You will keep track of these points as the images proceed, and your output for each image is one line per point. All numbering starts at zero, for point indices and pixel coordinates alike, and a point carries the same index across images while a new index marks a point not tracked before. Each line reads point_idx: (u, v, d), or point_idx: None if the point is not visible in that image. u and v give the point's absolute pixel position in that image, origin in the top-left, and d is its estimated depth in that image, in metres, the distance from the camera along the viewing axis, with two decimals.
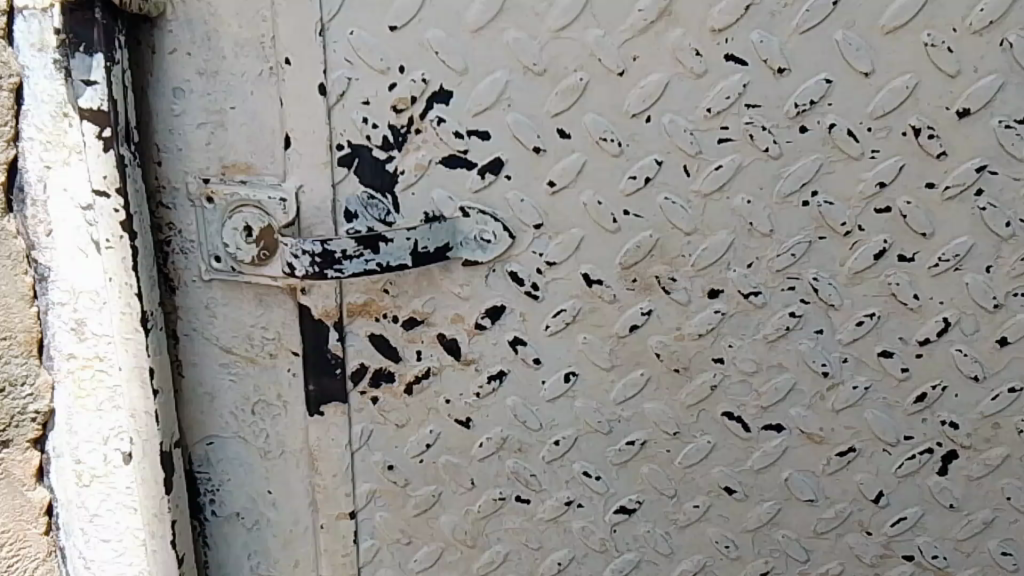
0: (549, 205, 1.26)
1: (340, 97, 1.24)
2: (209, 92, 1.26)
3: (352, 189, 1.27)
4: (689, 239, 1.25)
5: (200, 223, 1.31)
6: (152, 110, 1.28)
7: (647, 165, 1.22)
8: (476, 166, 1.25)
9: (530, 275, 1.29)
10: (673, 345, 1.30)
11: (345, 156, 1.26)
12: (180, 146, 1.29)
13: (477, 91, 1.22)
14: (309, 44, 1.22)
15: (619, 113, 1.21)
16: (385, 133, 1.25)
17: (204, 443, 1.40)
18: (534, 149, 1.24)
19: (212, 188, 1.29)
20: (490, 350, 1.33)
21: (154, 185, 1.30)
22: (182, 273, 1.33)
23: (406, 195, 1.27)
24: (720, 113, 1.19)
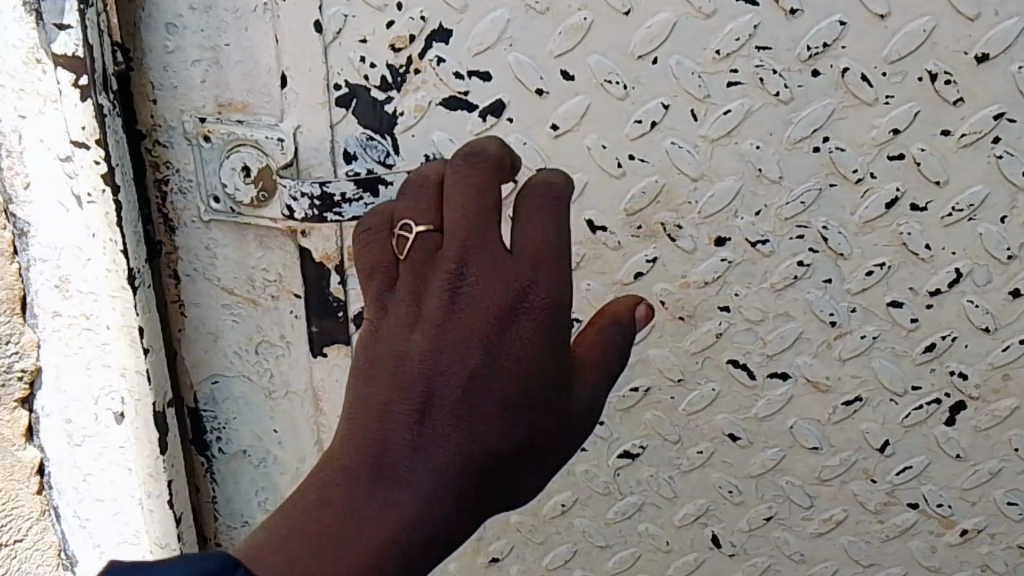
0: (552, 149, 1.22)
1: (336, 34, 1.21)
2: (203, 28, 1.24)
3: (351, 129, 1.25)
4: (696, 185, 1.21)
5: (197, 162, 1.29)
6: (143, 46, 1.25)
7: (653, 110, 1.18)
8: (478, 108, 1.21)
9: None
10: (679, 293, 1.27)
11: (343, 96, 1.23)
12: (173, 84, 1.27)
13: (477, 30, 1.18)
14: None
15: (624, 54, 1.16)
16: (383, 73, 1.22)
17: (209, 382, 1.42)
18: (536, 91, 1.19)
19: (209, 127, 1.27)
20: None
21: (146, 124, 1.29)
22: (181, 213, 1.33)
23: (407, 137, 1.24)
24: (729, 56, 1.14)
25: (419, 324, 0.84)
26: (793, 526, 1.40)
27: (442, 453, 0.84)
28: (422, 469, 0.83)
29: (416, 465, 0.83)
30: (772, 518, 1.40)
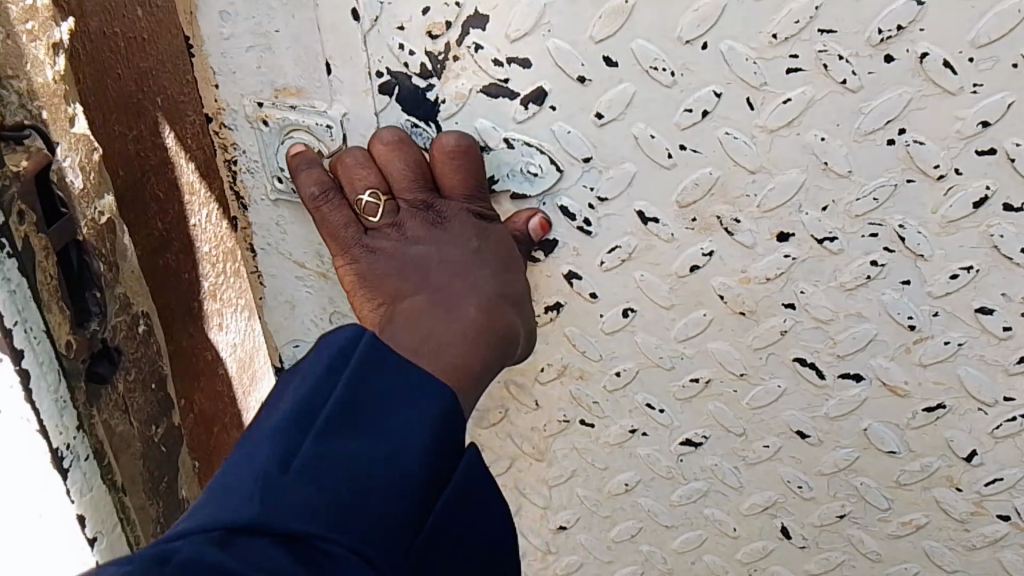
0: (596, 137, 1.18)
1: (373, 23, 1.17)
2: (252, 16, 1.20)
3: (396, 117, 1.24)
4: (754, 177, 1.12)
5: (260, 144, 1.31)
6: (200, 32, 1.24)
7: (704, 98, 1.09)
8: (519, 96, 1.18)
9: (582, 210, 1.23)
10: (739, 287, 1.20)
11: (385, 82, 1.22)
12: (232, 69, 1.26)
13: (514, 15, 1.12)
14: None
15: (670, 39, 1.07)
16: (423, 60, 1.18)
17: (290, 345, 1.56)
18: (578, 78, 1.14)
19: (266, 112, 1.28)
20: (546, 283, 1.30)
21: (212, 108, 1.30)
22: (250, 192, 1.37)
23: (451, 124, 1.23)
24: (789, 39, 1.02)
25: (418, 227, 1.21)
26: (867, 525, 1.34)
27: (471, 282, 1.16)
28: (463, 311, 1.12)
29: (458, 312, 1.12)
30: (846, 515, 1.34)
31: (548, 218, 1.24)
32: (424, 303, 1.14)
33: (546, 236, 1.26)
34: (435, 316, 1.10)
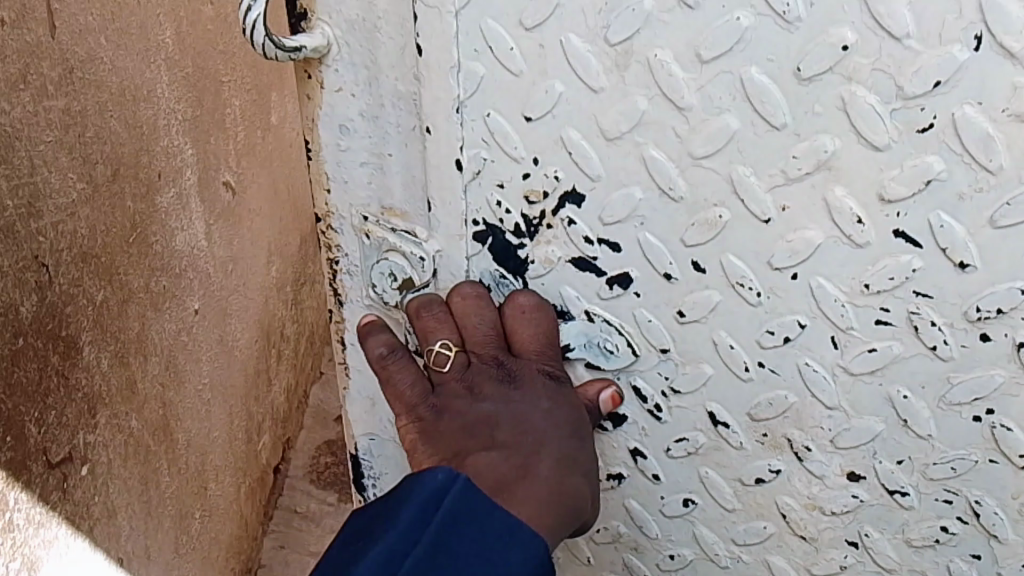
0: (679, 332, 1.17)
1: (475, 178, 1.17)
2: (371, 139, 1.19)
3: (485, 265, 1.24)
4: (831, 413, 1.13)
5: (362, 254, 1.31)
6: (318, 142, 1.21)
7: (788, 325, 1.09)
8: (605, 275, 1.18)
9: (655, 394, 1.24)
10: (803, 510, 1.24)
11: (480, 231, 1.21)
12: (346, 180, 1.24)
13: (611, 200, 1.12)
14: (448, 124, 1.12)
15: (763, 261, 1.06)
16: (517, 220, 1.19)
17: (366, 436, 1.60)
18: (664, 274, 1.14)
19: (369, 227, 1.27)
20: (610, 451, 1.31)
21: (321, 210, 1.28)
22: (347, 292, 1.37)
23: (538, 283, 1.23)
24: (881, 292, 1.01)
25: (488, 385, 1.21)
26: None
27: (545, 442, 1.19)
28: (540, 476, 1.16)
29: (538, 476, 1.16)
30: None
31: (621, 390, 1.25)
32: (502, 462, 1.16)
33: (616, 410, 1.27)
34: (512, 477, 1.14)
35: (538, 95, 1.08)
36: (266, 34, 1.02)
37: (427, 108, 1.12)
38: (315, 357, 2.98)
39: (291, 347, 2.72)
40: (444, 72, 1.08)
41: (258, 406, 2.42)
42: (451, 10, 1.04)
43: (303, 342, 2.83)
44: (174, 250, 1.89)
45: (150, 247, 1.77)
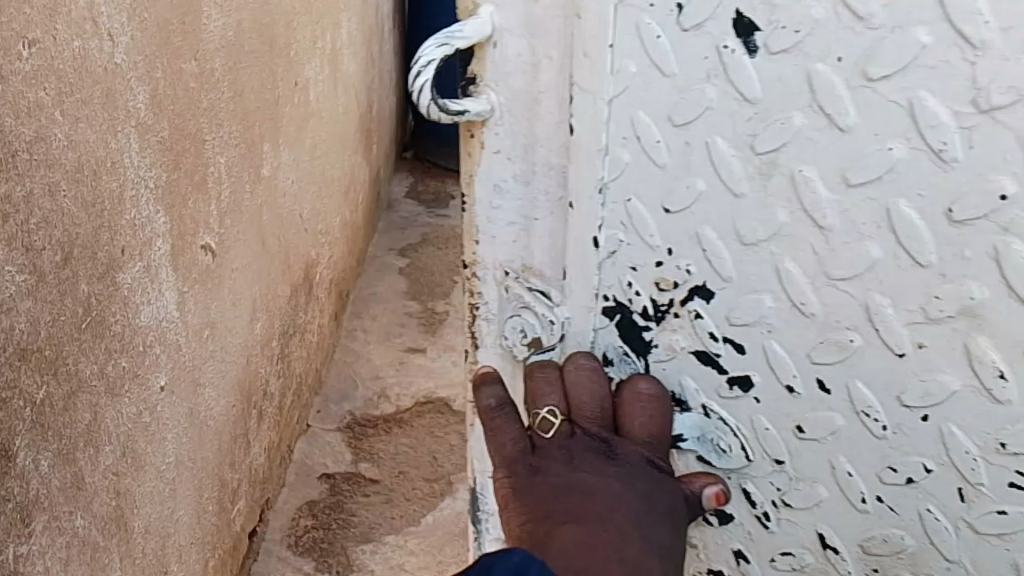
0: (796, 449, 1.11)
1: (608, 256, 1.10)
2: (521, 199, 1.14)
3: (609, 337, 1.16)
4: (948, 563, 1.08)
5: (502, 309, 1.24)
6: (475, 193, 1.16)
7: (914, 466, 1.04)
8: (727, 374, 1.11)
9: (764, 503, 1.17)
10: None
11: (609, 307, 1.14)
12: (494, 236, 1.18)
13: (740, 303, 1.05)
14: (584, 204, 1.08)
15: (892, 396, 1.01)
16: (645, 303, 1.11)
17: None
18: (788, 387, 1.07)
19: (510, 283, 1.21)
20: (712, 545, 1.25)
21: (468, 260, 1.22)
22: (483, 343, 1.29)
23: (658, 366, 1.15)
24: (1016, 452, 0.97)
25: (589, 458, 1.10)
26: None
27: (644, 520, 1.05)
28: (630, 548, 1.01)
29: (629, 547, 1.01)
30: None
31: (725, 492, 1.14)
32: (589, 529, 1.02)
33: (723, 507, 1.20)
34: (601, 546, 1.00)
35: (680, 187, 1.02)
36: (434, 101, 1.04)
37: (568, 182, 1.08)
38: (304, 408, 2.74)
39: (276, 400, 2.45)
40: (588, 154, 1.05)
41: (234, 471, 2.11)
42: (604, 98, 1.01)
43: (287, 394, 2.55)
44: (138, 325, 1.53)
45: (107, 328, 1.42)
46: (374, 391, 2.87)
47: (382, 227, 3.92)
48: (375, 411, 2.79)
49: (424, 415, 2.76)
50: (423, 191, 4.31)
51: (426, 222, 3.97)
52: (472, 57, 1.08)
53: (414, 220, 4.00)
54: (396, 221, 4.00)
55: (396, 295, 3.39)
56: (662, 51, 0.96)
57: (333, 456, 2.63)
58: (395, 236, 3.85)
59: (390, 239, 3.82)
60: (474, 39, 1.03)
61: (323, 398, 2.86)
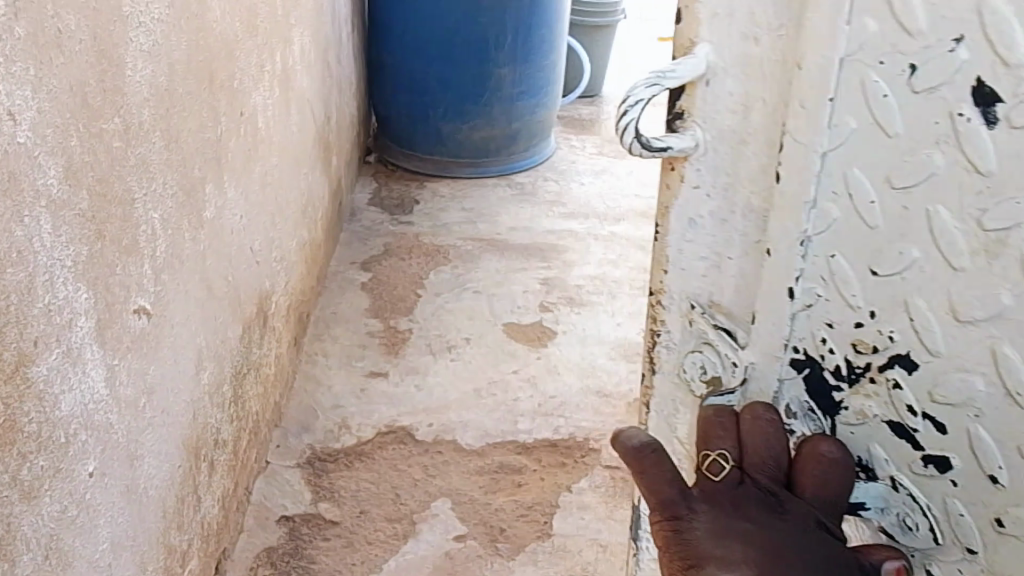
0: (1012, 434, 1.27)
1: (805, 307, 1.41)
2: (745, 234, 1.47)
3: (797, 392, 1.50)
4: None
5: (682, 335, 1.64)
6: (666, 235, 1.55)
7: None
8: (940, 377, 1.32)
9: (978, 498, 1.35)
10: None
11: (829, 331, 1.41)
12: (683, 268, 1.56)
13: (972, 303, 1.24)
14: (791, 252, 1.38)
15: None
16: (840, 363, 1.42)
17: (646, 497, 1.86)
18: (1014, 373, 1.24)
19: (694, 314, 1.60)
20: (924, 549, 1.46)
21: (655, 288, 1.62)
22: (660, 363, 1.69)
23: (846, 429, 1.46)
24: None
25: (757, 511, 1.41)
26: None
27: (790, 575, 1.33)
28: None
29: None
30: None
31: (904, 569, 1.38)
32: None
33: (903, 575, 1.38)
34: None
35: (921, 202, 1.23)
36: (636, 138, 1.36)
37: (775, 235, 1.40)
38: (263, 445, 2.98)
39: (227, 449, 2.69)
40: (799, 204, 1.34)
41: (180, 534, 2.33)
42: (820, 151, 1.28)
43: (243, 438, 2.81)
44: (58, 418, 1.73)
45: (17, 432, 1.58)
46: (335, 423, 3.15)
47: (341, 240, 4.02)
48: (334, 444, 3.06)
49: (384, 448, 3.06)
50: (387, 197, 4.34)
51: (389, 231, 4.10)
52: (682, 94, 1.41)
53: (376, 229, 4.11)
54: (356, 231, 4.09)
55: (358, 313, 3.63)
56: (887, 109, 1.20)
57: (294, 495, 2.87)
58: (355, 248, 3.98)
59: (348, 252, 3.96)
60: (683, 78, 1.35)
61: (283, 431, 3.10)
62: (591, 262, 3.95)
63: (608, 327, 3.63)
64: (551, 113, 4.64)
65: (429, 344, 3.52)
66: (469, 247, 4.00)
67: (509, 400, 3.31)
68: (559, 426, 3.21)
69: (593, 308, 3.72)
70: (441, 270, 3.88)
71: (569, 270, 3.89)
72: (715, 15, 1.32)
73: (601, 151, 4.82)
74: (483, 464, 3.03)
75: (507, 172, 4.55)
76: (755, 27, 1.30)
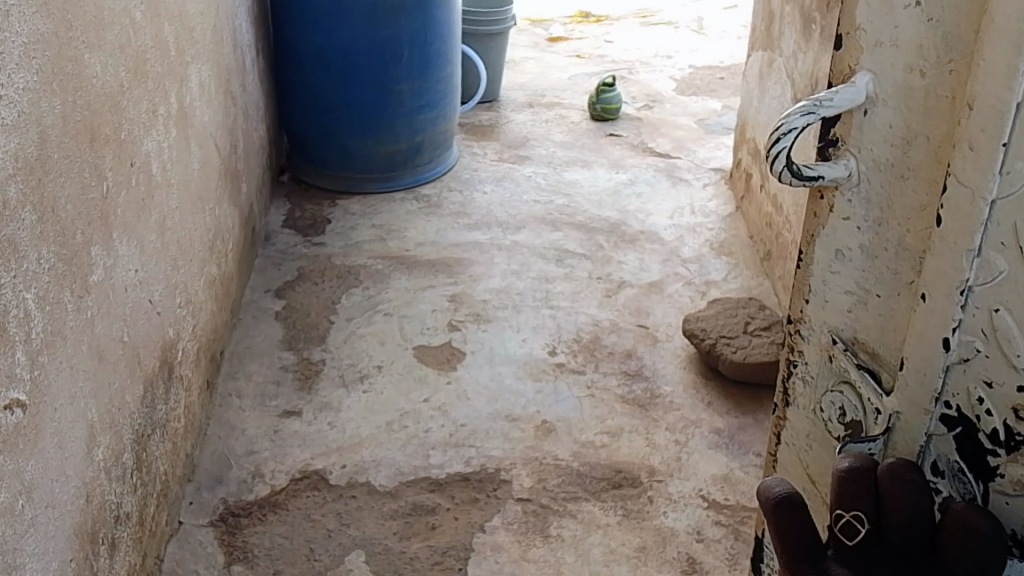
0: None
1: (961, 362, 1.33)
2: (894, 269, 1.45)
3: (946, 450, 1.40)
4: None
5: (821, 368, 1.65)
6: (813, 260, 1.58)
7: None
8: None
9: None
10: None
11: (987, 389, 1.31)
12: (826, 299, 1.59)
13: None
14: (952, 302, 1.31)
15: None
16: (997, 427, 1.32)
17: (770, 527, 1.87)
18: None
19: (833, 350, 1.60)
20: None
21: (795, 316, 1.67)
22: (797, 391, 1.73)
23: (1001, 497, 1.34)
24: None
25: None
26: None
27: None
28: None
29: None
30: None
31: None
32: None
33: None
34: None
35: None
36: (788, 165, 1.40)
37: (931, 276, 1.33)
38: (174, 504, 2.84)
39: (130, 525, 2.48)
40: (966, 254, 1.27)
41: None
42: (988, 198, 1.21)
43: (150, 505, 2.62)
44: None
45: None
46: (248, 471, 3.03)
47: (255, 267, 4.00)
48: (247, 496, 2.95)
49: (297, 497, 2.96)
50: (299, 218, 4.44)
51: (302, 254, 4.13)
52: (838, 122, 1.44)
53: (291, 253, 4.14)
54: (271, 255, 4.11)
55: (272, 346, 3.55)
56: None
57: (207, 559, 2.75)
58: (270, 274, 3.97)
59: (263, 280, 3.92)
60: (843, 106, 1.38)
61: (196, 485, 2.97)
62: (496, 275, 4.04)
63: (514, 344, 3.66)
64: (451, 123, 4.88)
65: (342, 375, 3.45)
66: (380, 266, 4.07)
67: (420, 432, 3.23)
68: (471, 458, 3.16)
69: (500, 323, 3.77)
70: (352, 292, 3.88)
71: (475, 285, 3.97)
72: (878, 46, 1.35)
73: (501, 157, 5.05)
74: (397, 506, 2.96)
75: (413, 184, 4.79)
76: (920, 61, 1.30)
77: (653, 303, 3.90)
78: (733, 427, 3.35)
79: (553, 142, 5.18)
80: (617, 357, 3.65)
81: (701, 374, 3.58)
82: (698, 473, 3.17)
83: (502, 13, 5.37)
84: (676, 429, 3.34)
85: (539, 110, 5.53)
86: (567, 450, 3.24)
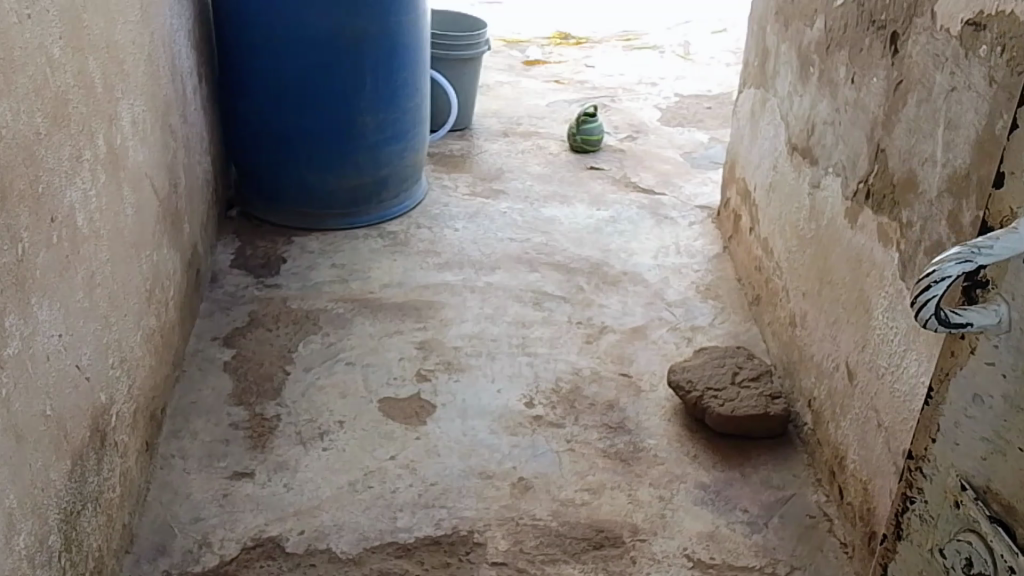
0: None
1: None
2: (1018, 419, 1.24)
3: None
4: None
5: (943, 512, 1.37)
6: (949, 396, 1.36)
7: None
8: None
9: None
10: None
11: None
12: (956, 441, 1.34)
13: None
14: None
15: None
16: None
17: None
18: None
19: (962, 494, 1.33)
20: None
21: (917, 453, 1.43)
22: (911, 530, 1.45)
23: None
24: None
25: None
26: None
27: None
28: None
29: None
30: None
31: None
32: None
33: None
34: None
35: None
36: (935, 312, 1.23)
37: None
38: None
39: None
40: None
41: None
42: None
43: None
44: None
45: None
46: (194, 541, 2.82)
47: (200, 312, 3.86)
48: (193, 568, 2.73)
49: (250, 567, 2.76)
50: (251, 257, 4.29)
51: (252, 297, 4.00)
52: (989, 265, 1.26)
53: (240, 296, 4.00)
54: (218, 298, 3.97)
55: (220, 401, 3.39)
56: None
57: None
58: (217, 320, 3.83)
59: (210, 327, 3.78)
60: (1000, 257, 1.18)
61: (134, 557, 2.75)
62: (469, 319, 3.92)
63: (488, 396, 3.51)
64: (419, 157, 4.75)
65: (298, 432, 3.28)
66: (341, 310, 3.94)
67: (386, 493, 3.05)
68: (441, 519, 2.97)
69: (474, 372, 3.64)
70: (311, 339, 3.76)
71: (445, 331, 3.85)
72: None
73: (474, 191, 4.88)
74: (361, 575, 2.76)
75: (378, 220, 4.65)
76: None
77: (636, 349, 3.75)
78: (720, 482, 3.17)
79: (531, 175, 5.01)
80: (598, 409, 3.48)
81: (687, 426, 3.41)
82: (682, 531, 2.99)
83: (473, 38, 5.23)
84: (660, 485, 3.16)
85: (515, 140, 5.37)
86: (545, 509, 3.05)
